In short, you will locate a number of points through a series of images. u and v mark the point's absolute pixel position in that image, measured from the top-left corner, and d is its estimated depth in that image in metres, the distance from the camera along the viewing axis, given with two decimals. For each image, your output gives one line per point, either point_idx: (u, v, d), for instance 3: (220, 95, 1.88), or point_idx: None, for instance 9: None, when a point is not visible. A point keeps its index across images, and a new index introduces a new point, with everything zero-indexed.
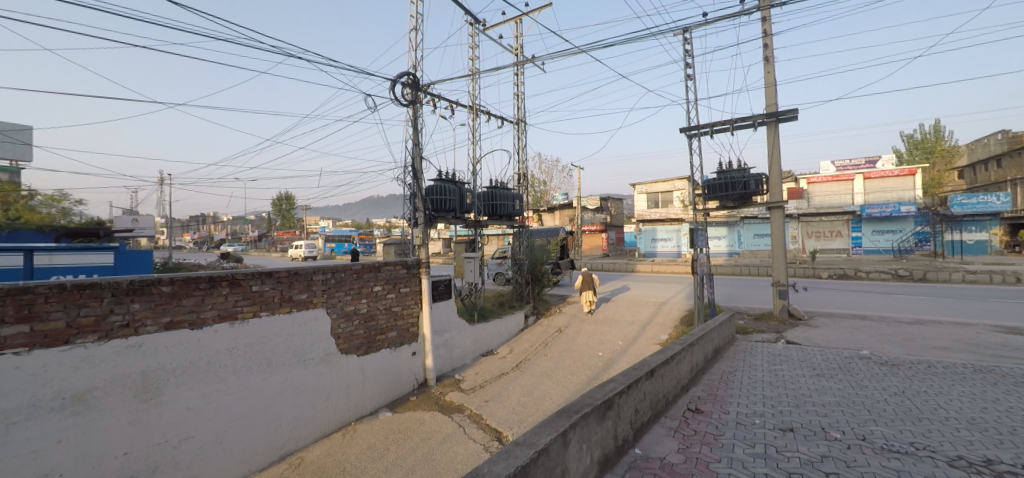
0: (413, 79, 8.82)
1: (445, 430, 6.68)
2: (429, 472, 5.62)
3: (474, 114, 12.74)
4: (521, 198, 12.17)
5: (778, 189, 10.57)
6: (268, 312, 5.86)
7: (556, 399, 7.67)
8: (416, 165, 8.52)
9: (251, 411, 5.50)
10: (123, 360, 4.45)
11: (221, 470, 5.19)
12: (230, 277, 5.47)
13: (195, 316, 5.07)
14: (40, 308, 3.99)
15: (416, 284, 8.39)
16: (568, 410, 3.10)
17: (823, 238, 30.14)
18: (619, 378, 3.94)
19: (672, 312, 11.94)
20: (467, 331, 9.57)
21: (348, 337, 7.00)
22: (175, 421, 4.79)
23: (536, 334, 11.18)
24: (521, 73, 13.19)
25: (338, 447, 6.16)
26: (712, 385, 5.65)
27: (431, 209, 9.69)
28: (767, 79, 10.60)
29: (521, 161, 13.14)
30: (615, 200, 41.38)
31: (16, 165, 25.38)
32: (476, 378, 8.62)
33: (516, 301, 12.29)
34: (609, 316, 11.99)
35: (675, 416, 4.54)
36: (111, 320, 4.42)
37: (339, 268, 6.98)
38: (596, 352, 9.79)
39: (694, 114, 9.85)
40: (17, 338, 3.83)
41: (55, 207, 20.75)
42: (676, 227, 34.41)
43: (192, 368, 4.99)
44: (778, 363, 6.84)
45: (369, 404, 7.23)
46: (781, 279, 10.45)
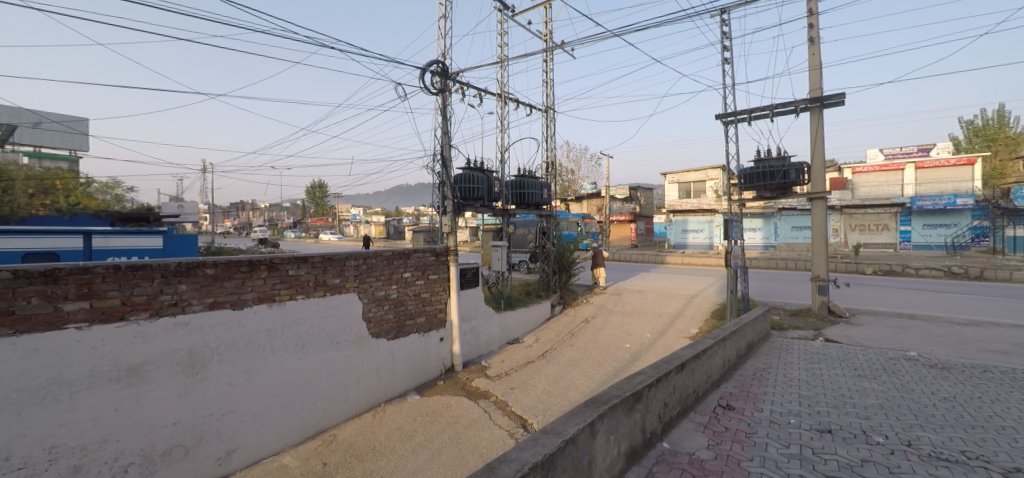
0: (443, 67, 8.86)
1: (472, 415, 6.81)
2: (456, 456, 5.73)
3: (502, 101, 12.72)
4: (548, 187, 12.11)
5: (821, 179, 10.07)
6: (304, 295, 6.07)
7: (582, 390, 7.64)
8: (445, 153, 8.58)
9: (287, 390, 5.76)
10: (172, 337, 4.74)
11: (260, 444, 5.46)
12: (268, 261, 5.70)
13: (236, 297, 5.31)
14: (98, 286, 4.27)
15: (444, 271, 8.49)
16: (595, 400, 3.09)
17: (868, 232, 28.69)
18: (649, 370, 3.89)
19: (703, 305, 11.65)
20: (493, 318, 9.65)
21: (379, 322, 7.20)
22: (219, 395, 5.07)
23: (562, 324, 11.19)
24: (551, 60, 13.02)
25: (369, 427, 6.38)
26: (744, 382, 5.50)
27: (460, 197, 9.76)
28: (811, 63, 10.07)
29: (550, 149, 13.03)
30: (644, 189, 40.58)
31: (75, 154, 27.37)
32: (502, 366, 8.72)
33: (543, 290, 12.32)
34: (637, 308, 11.83)
35: (705, 411, 4.45)
36: (161, 299, 4.69)
37: (370, 254, 7.13)
38: (623, 344, 9.70)
39: (732, 99, 9.51)
40: (79, 313, 4.13)
41: (110, 194, 22.74)
42: (709, 218, 33.39)
43: (234, 347, 5.25)
44: (816, 362, 6.58)
45: (398, 387, 7.44)
46: (821, 273, 10.02)
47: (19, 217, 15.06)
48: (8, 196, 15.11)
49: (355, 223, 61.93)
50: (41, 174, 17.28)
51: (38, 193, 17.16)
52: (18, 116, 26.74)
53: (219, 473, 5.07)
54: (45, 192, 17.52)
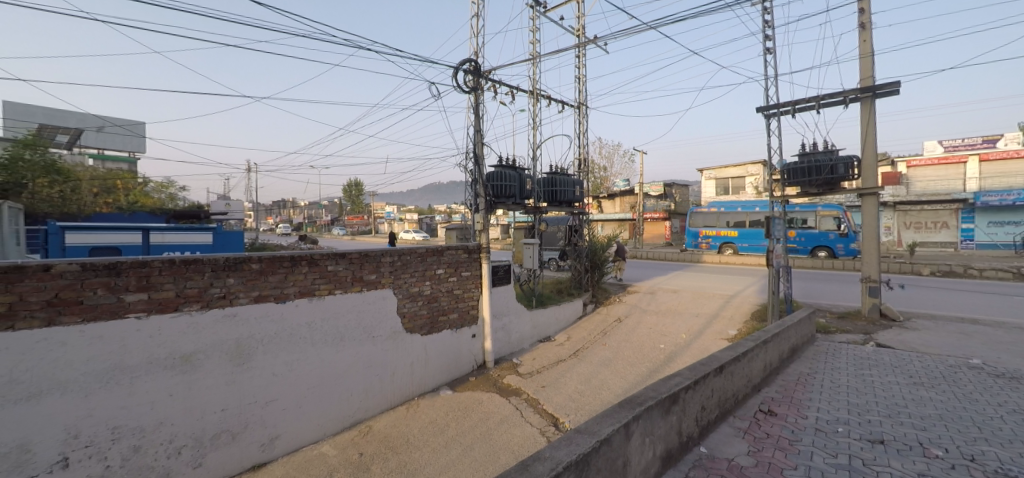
0: (475, 66, 8.90)
1: (503, 412, 6.84)
2: (487, 452, 5.77)
3: (534, 98, 12.68)
4: (581, 185, 11.99)
5: (873, 174, 9.46)
6: (342, 290, 6.26)
7: (615, 390, 7.53)
8: (478, 151, 8.62)
9: (326, 381, 5.97)
10: (221, 328, 5.00)
11: (300, 433, 5.69)
12: (309, 257, 5.90)
13: (279, 291, 5.55)
14: (155, 279, 4.55)
15: (477, 268, 8.55)
16: (630, 401, 3.04)
17: (924, 231, 27.06)
18: (686, 372, 3.78)
19: (742, 306, 11.24)
20: (525, 316, 9.65)
21: (413, 317, 7.32)
22: (263, 384, 5.31)
23: (595, 323, 11.06)
24: (583, 55, 12.87)
25: (403, 420, 6.53)
26: (787, 387, 5.26)
27: (493, 195, 9.78)
28: (861, 51, 9.48)
29: (582, 145, 12.89)
30: (680, 186, 39.48)
31: (134, 156, 29.61)
32: (534, 364, 8.71)
33: (575, 289, 12.21)
34: (672, 308, 11.55)
35: (745, 416, 4.28)
36: (211, 292, 4.95)
37: (405, 251, 7.27)
38: (657, 344, 9.48)
39: (774, 91, 9.08)
40: (138, 304, 4.42)
41: (165, 193, 24.80)
42: None
43: (277, 338, 5.48)
44: (866, 368, 6.22)
45: (431, 382, 7.56)
46: (872, 274, 9.46)
47: (88, 214, 16.38)
48: (78, 195, 16.44)
49: (390, 220, 63.63)
50: (105, 174, 18.72)
51: (102, 192, 18.58)
52: (85, 121, 29.14)
53: (264, 458, 5.33)
54: (108, 192, 19.03)
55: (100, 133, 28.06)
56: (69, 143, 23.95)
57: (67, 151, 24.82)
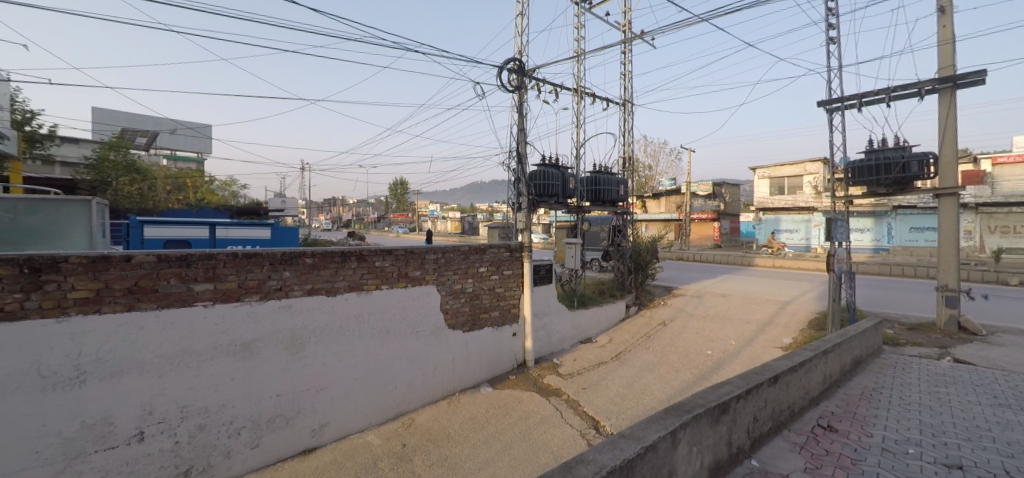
0: (519, 65, 8.90)
1: (543, 411, 6.82)
2: (527, 451, 5.77)
3: (578, 96, 12.54)
4: (625, 184, 11.72)
5: (952, 172, 8.62)
6: (388, 285, 6.46)
7: (658, 395, 7.31)
8: (521, 150, 8.62)
9: (372, 373, 6.18)
10: (278, 318, 5.29)
11: (347, 421, 5.92)
12: (358, 252, 6.13)
13: (330, 284, 5.80)
14: (220, 270, 4.88)
15: (518, 267, 8.55)
16: (677, 408, 2.93)
17: (1012, 235, 24.49)
18: (736, 381, 3.61)
19: (798, 313, 10.58)
20: (566, 316, 9.57)
21: (455, 313, 7.44)
22: (315, 373, 5.58)
23: (638, 325, 10.80)
24: (629, 51, 12.57)
25: (444, 414, 6.65)
26: (849, 401, 4.89)
27: (535, 194, 9.74)
28: (940, 37, 8.66)
29: (627, 143, 12.60)
30: (730, 185, 37.74)
31: (202, 156, 32.06)
32: (575, 364, 8.62)
33: (617, 290, 11.97)
34: (721, 312, 11.06)
35: (801, 431, 4.02)
36: (269, 284, 5.25)
37: (449, 248, 7.39)
38: (704, 350, 9.11)
39: (837, 83, 8.48)
40: (205, 294, 4.75)
41: (229, 191, 26.87)
42: (807, 217, 30.32)
43: (328, 330, 5.74)
44: (942, 386, 5.66)
45: (472, 378, 7.66)
46: (949, 282, 8.67)
47: (162, 209, 17.91)
48: (154, 192, 17.97)
49: (434, 218, 65.18)
50: (176, 173, 20.42)
51: (174, 190, 20.29)
52: (160, 124, 31.83)
53: (314, 444, 5.59)
54: (179, 189, 20.69)
55: (173, 135, 30.58)
56: (147, 144, 26.28)
57: (144, 152, 27.23)
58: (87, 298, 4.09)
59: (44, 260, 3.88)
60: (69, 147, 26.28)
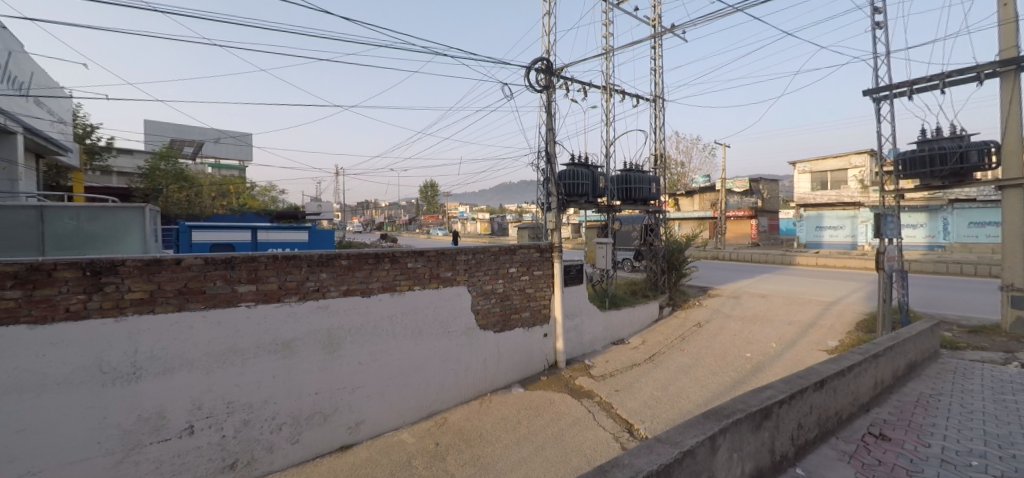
0: (547, 64, 8.86)
1: (575, 413, 6.76)
2: (559, 453, 5.72)
3: (607, 94, 12.38)
4: (657, 182, 11.46)
5: (1018, 161, 7.96)
6: (420, 286, 6.56)
7: (694, 398, 7.11)
8: (550, 150, 8.58)
9: (406, 372, 6.29)
10: (316, 318, 5.47)
11: (382, 419, 6.05)
12: (391, 254, 6.26)
13: (365, 285, 5.94)
14: (262, 272, 5.08)
15: (549, 268, 8.50)
16: (716, 412, 2.82)
17: None
18: (778, 385, 3.45)
19: (844, 315, 10.05)
20: (598, 317, 9.44)
21: (486, 314, 7.47)
22: (351, 372, 5.73)
23: (672, 327, 10.54)
24: (659, 45, 12.30)
25: (476, 414, 6.70)
26: (903, 408, 4.59)
27: (565, 194, 9.67)
28: (1000, 17, 8.03)
29: (659, 140, 12.32)
30: (767, 181, 36.30)
31: (244, 163, 33.61)
32: (607, 366, 8.50)
33: (650, 290, 11.73)
34: (760, 314, 10.65)
35: (850, 439, 3.81)
36: (307, 285, 5.43)
37: (479, 249, 7.44)
38: (742, 352, 8.79)
39: (885, 71, 8.00)
40: (249, 294, 4.97)
41: (269, 197, 28.11)
42: (853, 213, 28.80)
43: (363, 329, 5.88)
44: (1009, 393, 5.23)
45: (504, 379, 7.67)
46: (1016, 281, 8.02)
47: (208, 215, 18.87)
48: (200, 198, 18.96)
49: (463, 220, 65.92)
50: (221, 180, 21.48)
51: (218, 196, 21.35)
52: (206, 134, 33.59)
53: (351, 440, 5.75)
54: (223, 195, 21.76)
55: (218, 144, 32.21)
56: (194, 154, 27.77)
57: (192, 161, 28.79)
58: (142, 298, 4.36)
59: (104, 263, 4.16)
60: (125, 158, 28.13)
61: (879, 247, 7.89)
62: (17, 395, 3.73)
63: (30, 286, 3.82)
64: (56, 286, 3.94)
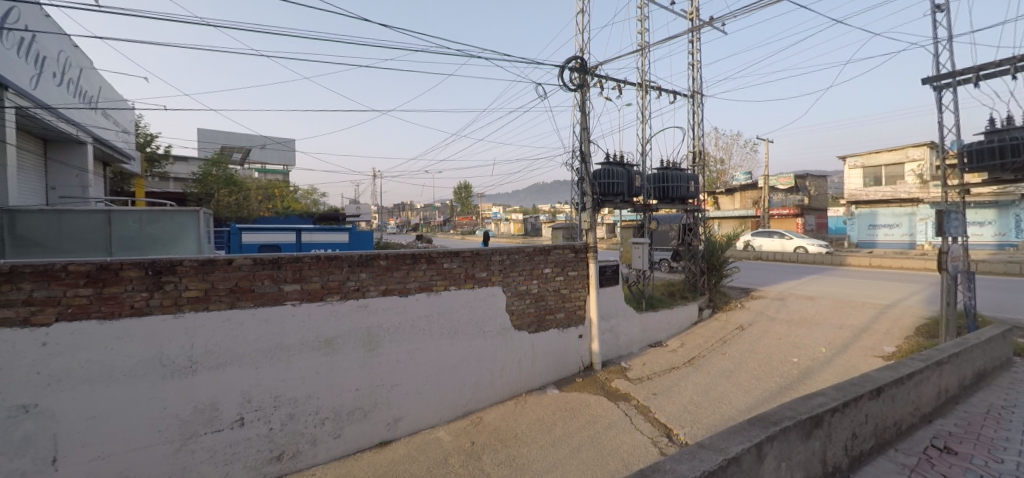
0: (581, 62, 8.77)
1: (611, 416, 6.65)
2: (595, 456, 5.65)
3: (643, 91, 12.12)
4: (696, 180, 11.10)
5: None
6: (456, 286, 6.64)
7: (736, 404, 6.84)
8: (584, 149, 8.49)
9: (442, 370, 6.38)
10: (356, 317, 5.64)
11: (419, 417, 6.17)
12: (427, 255, 6.37)
13: (402, 285, 6.08)
14: (306, 272, 5.29)
15: (584, 268, 8.41)
16: (762, 419, 2.70)
17: None
18: (830, 392, 3.27)
19: (902, 319, 9.39)
20: (634, 319, 9.25)
21: (521, 314, 7.47)
22: (389, 369, 5.88)
23: (712, 329, 10.19)
24: (697, 39, 11.92)
25: (511, 414, 6.72)
26: (971, 420, 4.24)
27: (600, 193, 9.53)
28: None
29: (697, 137, 11.95)
30: (814, 177, 34.49)
31: (288, 168, 35.18)
32: (644, 369, 8.32)
33: (689, 292, 11.38)
34: (807, 317, 10.12)
35: (911, 451, 3.55)
36: (348, 285, 5.60)
37: (514, 250, 7.44)
38: (788, 357, 8.38)
39: (947, 56, 7.42)
40: (293, 293, 5.18)
41: (311, 200, 29.35)
42: (910, 209, 26.96)
43: (401, 328, 6.02)
44: None
45: (538, 380, 7.65)
46: None
47: (255, 217, 19.87)
48: (248, 202, 19.99)
49: (497, 221, 66.65)
50: (266, 184, 22.58)
51: (264, 199, 22.42)
52: (253, 141, 35.39)
53: (390, 436, 5.90)
54: (269, 199, 22.88)
55: (264, 150, 33.87)
56: (242, 160, 29.29)
57: (240, 166, 30.39)
58: (197, 296, 4.63)
59: (164, 263, 4.46)
60: (181, 165, 30.04)
61: (943, 247, 7.31)
62: (89, 384, 4.07)
63: (100, 284, 4.14)
64: (122, 285, 4.25)
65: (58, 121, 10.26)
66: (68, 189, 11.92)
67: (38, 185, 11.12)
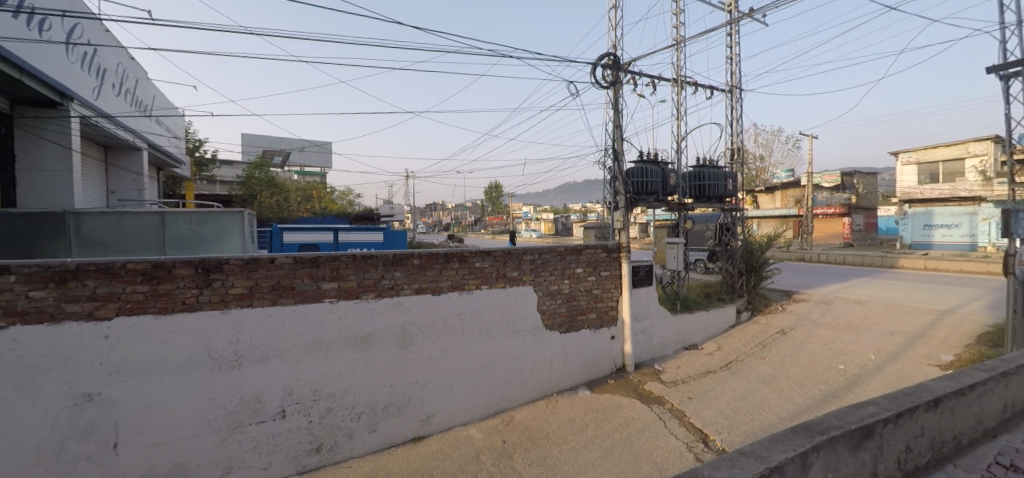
0: (614, 59, 8.64)
1: (645, 419, 6.52)
2: (628, 459, 5.56)
3: (678, 87, 11.82)
4: (734, 178, 10.74)
5: None
6: (487, 285, 6.69)
7: (777, 411, 6.56)
8: (616, 147, 8.37)
9: (473, 369, 6.45)
10: (390, 315, 5.77)
11: (451, 414, 6.25)
12: (459, 254, 6.43)
13: (435, 284, 6.17)
14: (343, 270, 5.46)
15: (617, 268, 8.28)
16: (807, 428, 2.58)
17: None
18: (882, 401, 3.08)
19: (962, 326, 8.74)
20: (669, 320, 9.04)
21: (552, 314, 7.44)
22: (422, 367, 5.98)
23: (751, 333, 9.81)
24: (736, 31, 11.52)
25: (543, 414, 6.70)
26: None
27: (633, 192, 9.36)
28: None
29: (736, 133, 11.54)
30: (863, 174, 32.63)
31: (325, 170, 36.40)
32: (678, 372, 8.11)
33: (726, 293, 11.01)
34: (855, 322, 9.59)
35: (973, 468, 3.29)
36: (383, 283, 5.74)
37: (545, 249, 7.41)
38: (834, 364, 7.96)
39: (1016, 43, 6.85)
40: (331, 291, 5.36)
41: (347, 200, 30.29)
42: (970, 208, 25.04)
43: (433, 326, 6.11)
44: None
45: (570, 380, 7.60)
46: None
47: (295, 218, 20.66)
48: (289, 203, 20.83)
49: (527, 220, 66.71)
50: (305, 186, 23.46)
51: (304, 200, 23.28)
52: (292, 144, 36.83)
53: (423, 432, 6.00)
54: (308, 200, 23.76)
55: (303, 153, 35.21)
56: (283, 162, 30.56)
57: (281, 169, 31.71)
58: (242, 294, 4.86)
59: (212, 262, 4.71)
60: (227, 169, 31.64)
61: (1010, 249, 6.75)
62: (146, 375, 4.36)
63: (155, 281, 4.42)
64: (174, 282, 4.51)
65: (117, 128, 11.00)
66: (126, 192, 12.79)
67: (100, 188, 12.00)
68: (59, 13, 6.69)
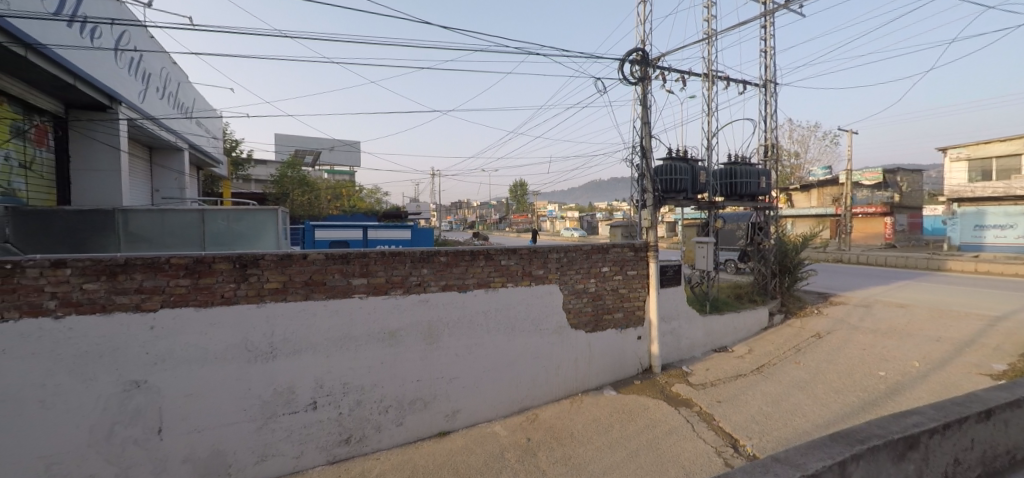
0: (643, 55, 8.49)
1: (672, 421, 6.41)
2: (655, 461, 5.48)
3: (709, 82, 11.51)
4: (768, 175, 10.39)
5: None
6: (513, 283, 6.70)
7: (811, 418, 6.33)
8: (644, 144, 8.23)
9: (499, 366, 6.48)
10: (417, 311, 5.87)
11: (476, 410, 6.31)
12: (485, 251, 6.46)
13: (461, 281, 6.23)
14: (372, 267, 5.58)
15: (644, 268, 8.15)
16: (846, 435, 2.48)
17: None
18: (927, 411, 2.93)
19: (1017, 333, 8.20)
20: (697, 321, 8.84)
21: (577, 313, 7.39)
22: (448, 362, 6.06)
23: (785, 336, 9.48)
24: (771, 24, 11.12)
25: (567, 413, 6.67)
26: None
27: (662, 190, 9.19)
28: None
29: (770, 129, 11.16)
30: (908, 171, 30.98)
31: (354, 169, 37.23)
32: (707, 375, 7.93)
33: (758, 295, 10.67)
34: (898, 327, 9.13)
35: None
36: (410, 280, 5.84)
37: (571, 248, 7.35)
38: (874, 370, 7.61)
39: None
40: (361, 287, 5.49)
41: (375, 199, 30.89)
42: None
43: (459, 323, 6.17)
44: None
45: (595, 380, 7.54)
46: None
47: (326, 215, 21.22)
48: (320, 201, 21.41)
49: (552, 219, 66.37)
50: (335, 185, 24.05)
51: (333, 199, 23.89)
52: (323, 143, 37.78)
53: (448, 427, 6.08)
54: (338, 198, 24.37)
55: (333, 153, 36.07)
56: (314, 162, 31.42)
57: (312, 168, 32.61)
58: (277, 288, 5.04)
59: (249, 257, 4.89)
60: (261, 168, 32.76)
61: None
62: (188, 365, 4.58)
63: (196, 275, 4.63)
64: (214, 276, 4.72)
65: (160, 129, 11.56)
66: (168, 191, 13.42)
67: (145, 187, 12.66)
68: (109, 20, 7.08)
